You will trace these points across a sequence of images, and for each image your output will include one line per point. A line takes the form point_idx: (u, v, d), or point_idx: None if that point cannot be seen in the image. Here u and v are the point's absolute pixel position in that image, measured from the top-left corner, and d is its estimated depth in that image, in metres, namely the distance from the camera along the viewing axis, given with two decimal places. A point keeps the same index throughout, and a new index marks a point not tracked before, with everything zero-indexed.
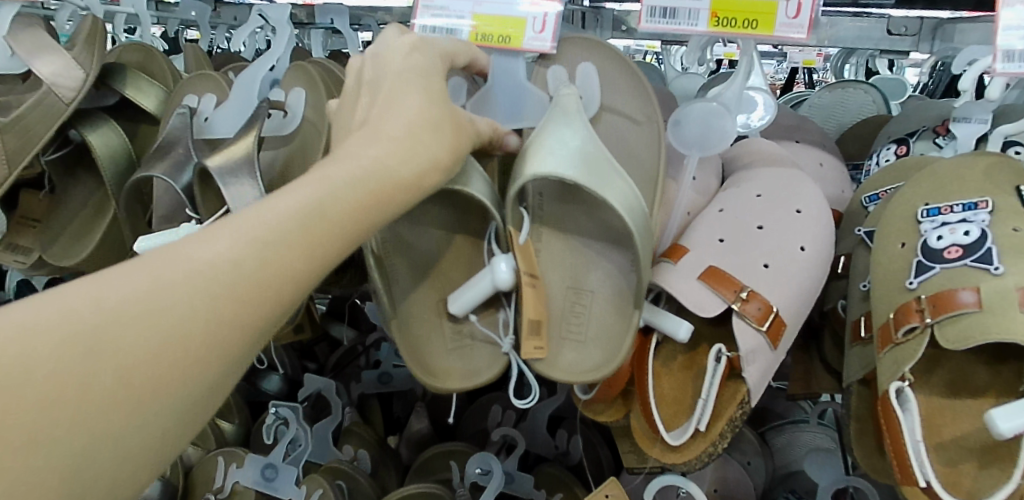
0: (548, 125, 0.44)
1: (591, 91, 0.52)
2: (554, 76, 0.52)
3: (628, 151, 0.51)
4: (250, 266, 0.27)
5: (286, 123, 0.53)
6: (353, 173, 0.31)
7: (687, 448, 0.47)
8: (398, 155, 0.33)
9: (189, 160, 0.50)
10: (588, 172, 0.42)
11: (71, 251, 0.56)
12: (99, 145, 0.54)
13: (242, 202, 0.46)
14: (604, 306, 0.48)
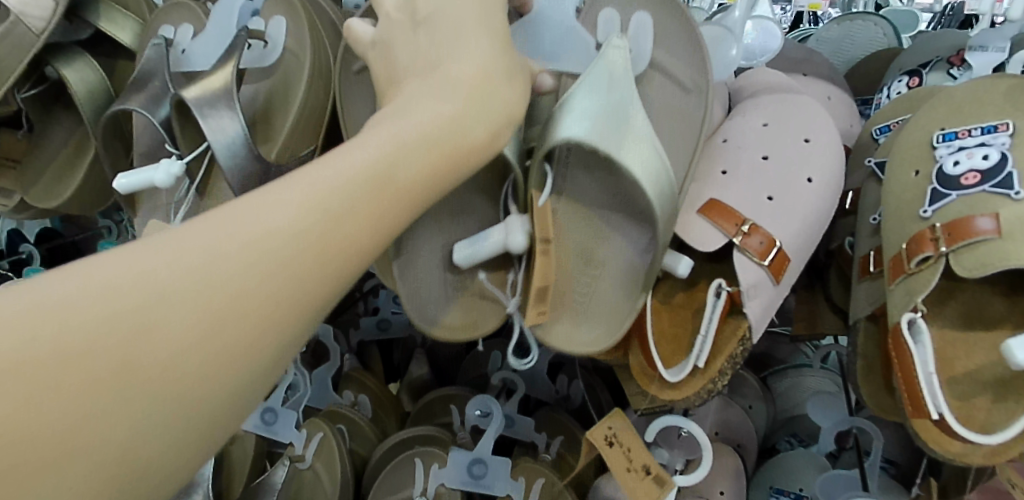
0: (591, 70, 0.41)
1: (642, 44, 0.46)
2: (606, 20, 0.47)
3: (670, 116, 0.46)
4: (296, 269, 0.25)
5: (266, 54, 0.50)
6: (399, 155, 0.28)
7: (685, 385, 0.45)
8: (434, 129, 0.30)
9: (166, 93, 0.47)
10: (617, 140, 0.39)
11: (53, 192, 0.54)
12: (76, 81, 0.51)
13: (222, 135, 0.43)
14: (623, 278, 0.45)
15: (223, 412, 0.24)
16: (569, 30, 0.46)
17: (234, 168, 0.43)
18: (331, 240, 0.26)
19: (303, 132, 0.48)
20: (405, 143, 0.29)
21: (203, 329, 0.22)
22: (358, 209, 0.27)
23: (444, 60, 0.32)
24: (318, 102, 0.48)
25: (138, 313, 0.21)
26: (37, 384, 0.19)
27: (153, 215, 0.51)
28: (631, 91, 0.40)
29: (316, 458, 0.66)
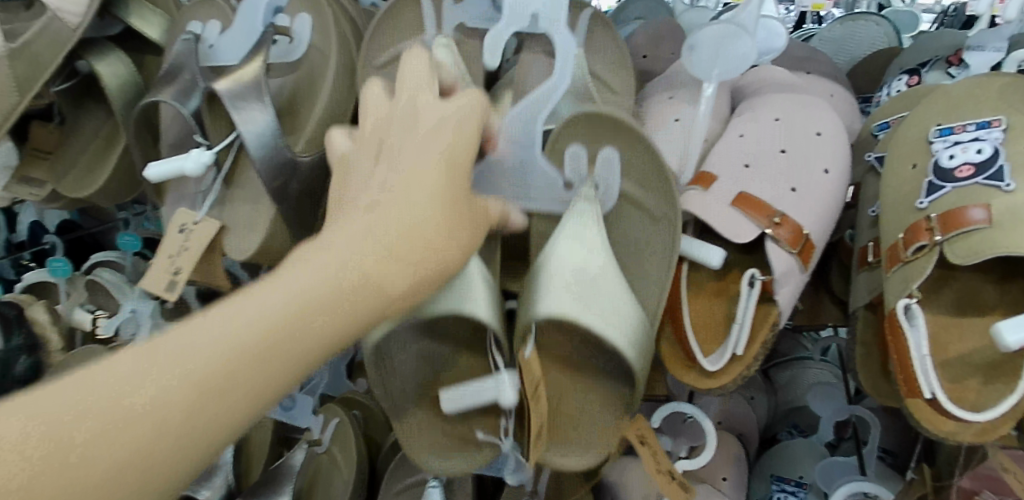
0: (561, 242, 0.43)
1: (611, 180, 0.48)
2: (573, 153, 0.48)
3: (638, 252, 0.49)
4: (222, 382, 0.24)
5: (292, 50, 0.52)
6: (333, 271, 0.27)
7: (722, 372, 0.48)
8: (385, 223, 0.28)
9: (195, 85, 0.50)
10: (585, 299, 0.41)
11: (83, 182, 0.56)
12: (108, 74, 0.54)
13: (252, 127, 0.45)
14: (598, 401, 0.46)
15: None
16: (533, 158, 0.46)
17: (265, 158, 0.46)
18: (240, 374, 0.25)
19: (327, 126, 0.51)
20: (369, 245, 0.28)
21: (125, 462, 0.23)
22: (296, 316, 0.26)
23: (388, 194, 0.29)
24: (340, 96, 0.51)
25: (79, 453, 0.22)
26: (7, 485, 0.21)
27: (180, 204, 0.52)
28: (597, 257, 0.43)
29: (333, 442, 0.68)
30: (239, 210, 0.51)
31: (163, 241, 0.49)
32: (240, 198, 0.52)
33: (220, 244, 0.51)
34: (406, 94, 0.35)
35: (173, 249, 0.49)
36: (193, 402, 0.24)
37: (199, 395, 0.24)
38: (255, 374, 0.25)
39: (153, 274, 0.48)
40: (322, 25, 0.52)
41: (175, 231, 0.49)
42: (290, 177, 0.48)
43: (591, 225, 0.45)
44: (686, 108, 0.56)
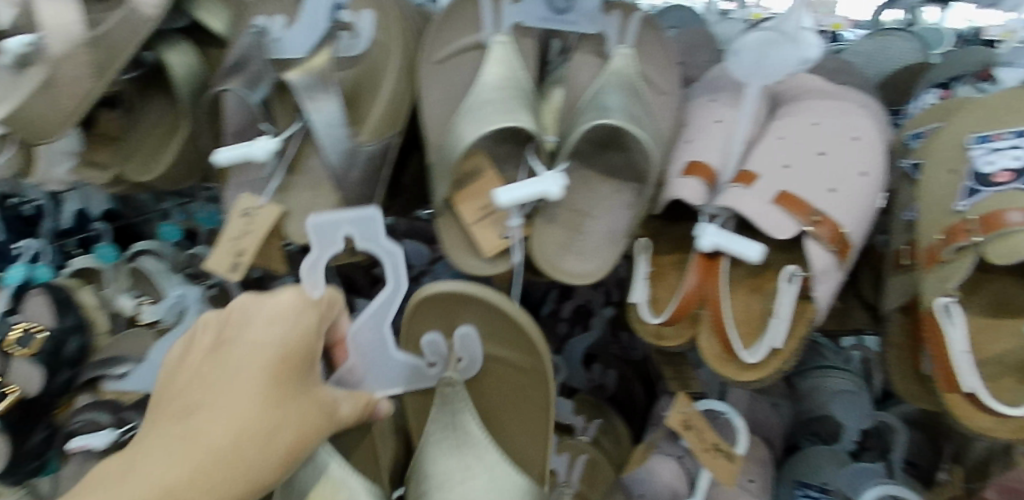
0: (431, 445, 0.50)
1: (472, 349, 0.52)
2: (432, 338, 0.52)
3: (524, 400, 0.53)
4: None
5: (355, 43, 0.55)
6: (217, 447, 0.38)
7: (762, 365, 0.52)
8: (216, 466, 0.37)
9: (262, 77, 0.53)
10: (495, 494, 0.48)
11: (146, 166, 0.58)
12: (177, 64, 0.57)
13: (321, 116, 0.49)
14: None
15: None
16: (385, 350, 0.50)
17: (334, 148, 0.49)
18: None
19: (387, 119, 0.53)
20: (236, 430, 0.38)
21: None
22: (174, 487, 0.36)
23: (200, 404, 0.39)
24: (400, 91, 0.54)
25: None
26: None
27: (242, 190, 0.54)
28: (489, 451, 0.50)
29: None
30: (301, 196, 0.54)
31: (228, 224, 0.52)
32: (302, 184, 0.55)
33: (280, 229, 0.53)
34: (230, 312, 0.44)
35: (236, 232, 0.51)
36: None
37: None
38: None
39: (218, 255, 0.51)
40: (383, 23, 0.55)
41: (239, 215, 0.52)
42: (351, 165, 0.51)
43: (463, 434, 0.50)
44: (725, 111, 0.59)
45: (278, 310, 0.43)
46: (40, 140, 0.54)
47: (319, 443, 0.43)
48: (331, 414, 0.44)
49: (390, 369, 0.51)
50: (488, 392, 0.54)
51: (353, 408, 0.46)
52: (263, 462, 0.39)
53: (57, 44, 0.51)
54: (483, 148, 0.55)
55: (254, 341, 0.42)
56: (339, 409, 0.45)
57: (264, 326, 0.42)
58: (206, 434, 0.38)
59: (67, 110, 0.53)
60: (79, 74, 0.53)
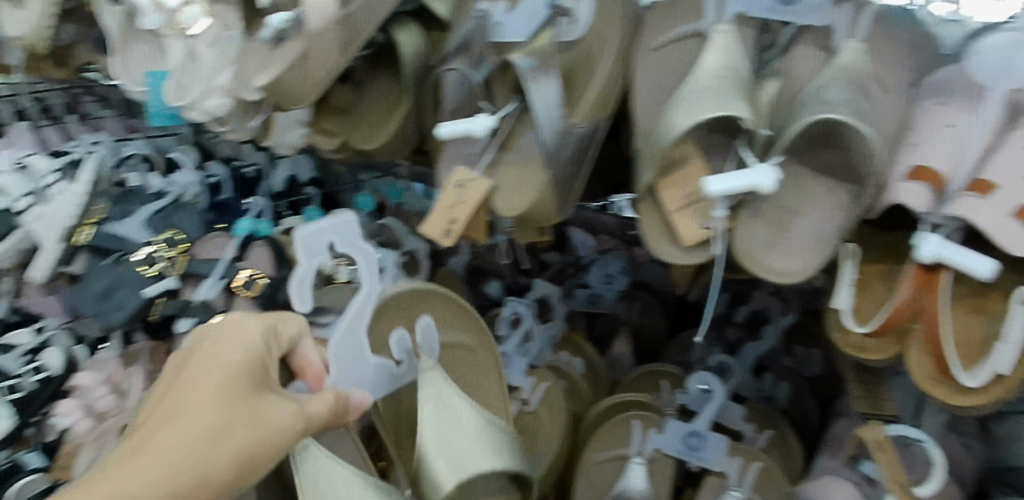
0: (421, 409, 0.50)
1: (432, 336, 0.57)
2: (400, 338, 0.55)
3: (474, 383, 0.66)
4: None
5: (572, 29, 0.55)
6: (175, 446, 0.36)
7: (981, 391, 0.48)
8: (212, 445, 0.37)
9: (485, 57, 0.58)
10: (463, 452, 0.49)
11: (369, 137, 0.65)
12: (406, 44, 0.63)
13: (542, 95, 0.51)
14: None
15: None
16: (361, 353, 0.51)
17: (550, 124, 0.51)
18: None
19: (602, 103, 0.54)
20: (218, 417, 0.38)
21: None
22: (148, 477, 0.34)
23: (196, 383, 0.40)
24: (615, 77, 0.55)
25: None
26: None
27: (455, 164, 0.58)
28: (458, 402, 0.51)
29: (539, 406, 0.68)
30: (509, 173, 0.57)
31: (444, 193, 0.56)
32: (510, 162, 0.57)
33: (489, 203, 0.56)
34: (195, 336, 0.45)
35: (451, 201, 0.56)
36: None
37: None
38: None
39: (433, 220, 0.56)
40: (602, 10, 0.56)
41: (454, 186, 0.56)
42: (564, 146, 0.53)
43: (453, 396, 0.51)
44: (962, 114, 0.50)
45: (263, 322, 0.45)
46: (290, 107, 0.61)
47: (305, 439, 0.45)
48: (295, 412, 0.41)
49: (347, 359, 0.50)
50: (480, 376, 0.66)
51: (321, 405, 0.44)
52: (238, 440, 0.38)
53: (316, 21, 0.58)
54: (693, 136, 0.54)
55: (202, 355, 0.42)
56: (307, 403, 0.43)
57: (243, 331, 0.44)
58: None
59: (316, 80, 0.59)
60: (329, 48, 0.59)
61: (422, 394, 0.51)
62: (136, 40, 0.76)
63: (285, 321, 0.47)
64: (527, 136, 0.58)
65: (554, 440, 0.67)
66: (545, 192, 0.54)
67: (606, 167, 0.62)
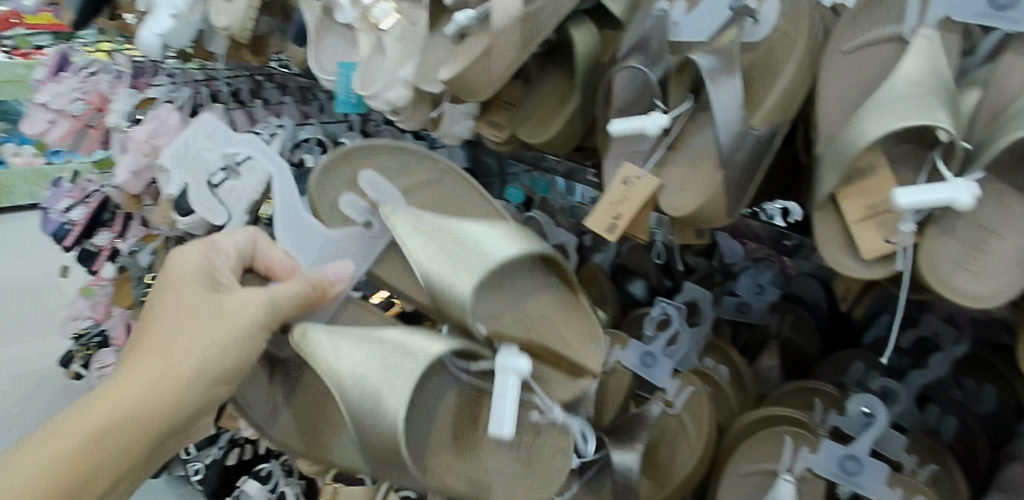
0: (418, 253, 0.59)
1: (387, 188, 0.74)
2: (353, 202, 0.74)
3: (449, 198, 0.75)
4: (109, 409, 0.46)
5: (755, 30, 0.57)
6: (209, 339, 0.49)
7: None
8: (213, 339, 0.49)
9: (661, 58, 0.60)
10: (446, 258, 0.58)
11: (538, 131, 0.69)
12: (580, 42, 0.65)
13: (721, 97, 0.51)
14: (552, 311, 0.68)
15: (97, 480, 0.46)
16: (306, 232, 0.72)
17: (727, 125, 0.50)
18: (123, 410, 0.46)
19: (783, 105, 0.53)
20: (202, 312, 0.50)
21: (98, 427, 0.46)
22: (173, 366, 0.48)
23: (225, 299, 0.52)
24: (799, 80, 0.53)
25: (103, 437, 0.46)
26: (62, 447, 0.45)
27: (621, 159, 0.59)
28: (468, 233, 0.59)
29: (684, 409, 0.70)
30: (676, 173, 0.57)
31: (609, 188, 0.57)
32: (679, 161, 0.58)
33: (655, 201, 0.57)
34: (180, 256, 0.55)
35: (616, 197, 0.57)
36: (85, 430, 0.46)
37: (123, 412, 0.46)
38: (104, 421, 0.46)
39: (598, 214, 0.58)
40: (789, 12, 0.56)
41: (620, 183, 0.57)
42: (740, 146, 0.51)
43: (416, 215, 0.63)
44: None
45: (211, 243, 0.58)
46: (471, 99, 0.67)
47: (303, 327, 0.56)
48: (260, 301, 0.53)
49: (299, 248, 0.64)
50: (458, 191, 0.76)
51: (291, 293, 0.55)
52: (236, 326, 0.51)
53: (501, 19, 0.62)
54: (883, 144, 0.49)
55: (164, 287, 0.52)
56: (269, 290, 0.54)
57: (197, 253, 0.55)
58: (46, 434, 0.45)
59: (497, 75, 0.65)
60: (510, 45, 0.64)
61: (398, 224, 0.63)
62: (332, 33, 0.88)
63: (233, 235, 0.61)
64: (698, 136, 0.58)
65: (696, 449, 0.67)
66: (716, 194, 0.53)
67: (783, 174, 0.60)
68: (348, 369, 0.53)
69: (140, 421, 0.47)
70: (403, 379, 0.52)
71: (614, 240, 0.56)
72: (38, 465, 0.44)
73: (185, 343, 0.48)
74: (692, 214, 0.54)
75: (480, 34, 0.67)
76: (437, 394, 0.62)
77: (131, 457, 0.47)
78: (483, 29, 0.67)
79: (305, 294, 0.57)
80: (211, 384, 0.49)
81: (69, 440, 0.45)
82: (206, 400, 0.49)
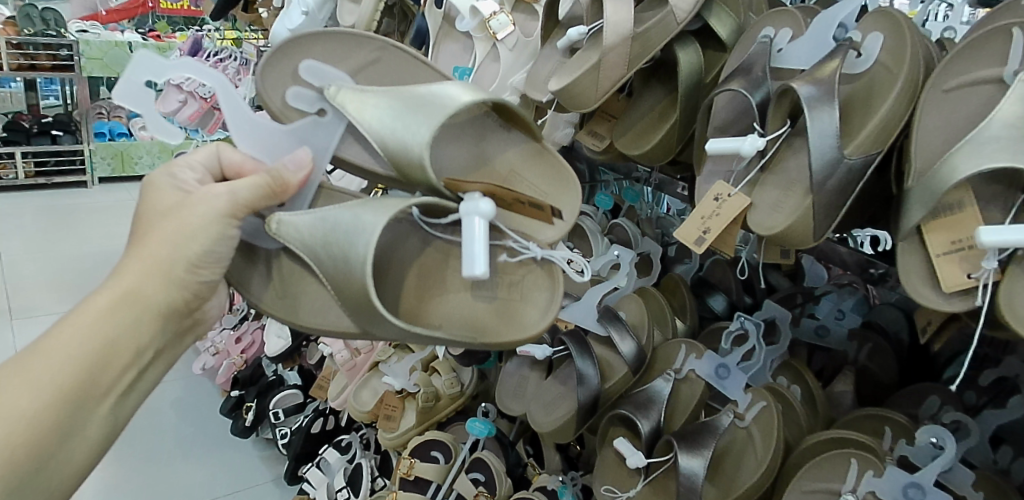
0: (368, 116, 0.60)
1: (328, 76, 0.65)
2: (296, 95, 0.64)
3: (405, 75, 0.70)
4: (108, 299, 0.53)
5: (859, 63, 0.61)
6: (175, 231, 0.54)
7: None
8: (184, 232, 0.55)
9: (764, 82, 0.62)
10: (404, 118, 0.60)
11: (637, 144, 0.73)
12: (684, 62, 0.69)
13: (818, 124, 0.54)
14: (520, 165, 0.66)
15: (110, 361, 0.53)
16: (241, 115, 0.62)
17: (821, 151, 0.53)
18: (123, 296, 0.54)
19: (880, 136, 0.55)
20: (171, 211, 0.56)
21: (103, 310, 0.53)
22: (157, 259, 0.54)
23: (183, 201, 0.56)
24: (898, 114, 0.55)
25: (108, 318, 0.53)
26: (76, 328, 0.52)
27: (715, 177, 0.65)
28: (375, 92, 0.62)
29: (754, 422, 0.73)
30: (768, 193, 0.60)
31: (700, 203, 0.62)
32: (771, 183, 0.61)
33: (745, 218, 0.60)
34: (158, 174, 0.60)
35: (706, 211, 0.62)
36: (91, 317, 0.53)
37: (121, 295, 0.54)
38: (104, 306, 0.53)
39: (688, 226, 0.62)
40: (894, 47, 0.58)
41: (711, 198, 0.61)
42: (831, 174, 0.54)
43: (363, 94, 0.62)
44: None
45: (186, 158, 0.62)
46: (575, 108, 0.73)
47: (272, 217, 0.58)
48: (224, 191, 0.56)
49: (252, 142, 0.63)
50: (400, 70, 0.70)
51: (253, 187, 0.57)
52: (201, 213, 0.55)
53: (612, 37, 0.68)
54: (975, 182, 0.51)
55: (144, 202, 0.58)
56: (230, 184, 0.57)
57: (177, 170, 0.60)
58: (76, 328, 0.52)
59: (603, 87, 0.70)
60: (618, 62, 0.69)
61: (348, 104, 0.62)
62: (451, 40, 0.95)
63: (198, 154, 0.63)
64: (793, 160, 0.61)
65: (762, 461, 0.69)
66: (803, 217, 0.56)
67: (874, 203, 0.62)
68: (314, 237, 0.57)
69: (139, 303, 0.54)
70: (361, 235, 0.55)
71: (700, 252, 0.61)
72: (52, 344, 0.51)
73: (163, 238, 0.55)
74: (779, 234, 0.57)
75: (590, 47, 0.73)
76: (405, 254, 0.65)
77: (138, 335, 0.54)
78: (595, 44, 0.73)
79: (278, 185, 0.58)
80: (191, 268, 0.55)
81: (78, 324, 0.52)
82: (191, 283, 0.56)
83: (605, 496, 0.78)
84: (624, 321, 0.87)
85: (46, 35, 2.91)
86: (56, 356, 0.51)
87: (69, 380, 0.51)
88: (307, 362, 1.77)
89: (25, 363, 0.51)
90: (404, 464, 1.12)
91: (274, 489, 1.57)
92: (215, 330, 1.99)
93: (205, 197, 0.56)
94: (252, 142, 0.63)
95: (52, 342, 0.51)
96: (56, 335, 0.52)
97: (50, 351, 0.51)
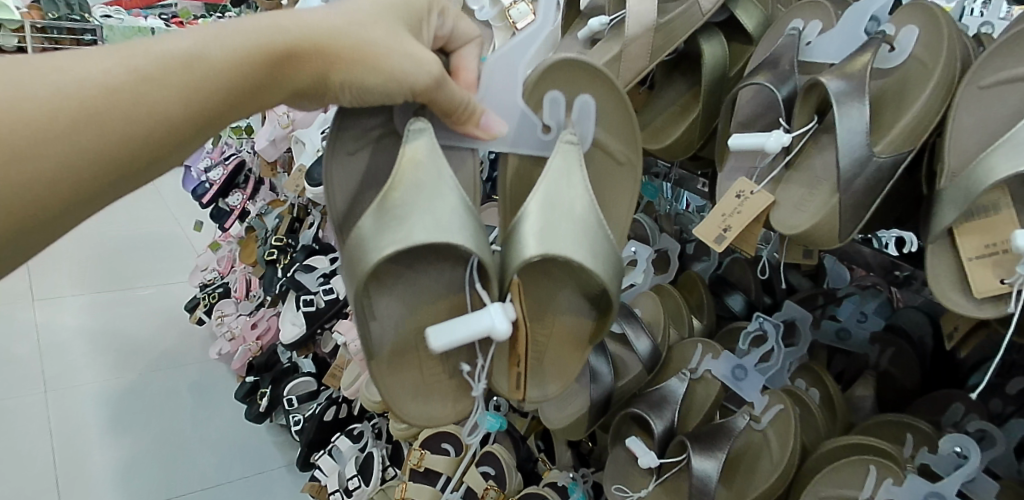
0: (540, 188, 0.54)
1: (585, 123, 0.63)
2: (553, 100, 0.61)
3: (609, 187, 0.65)
4: (257, 56, 0.48)
5: (891, 58, 0.59)
6: (365, 38, 0.49)
7: None
8: (388, 49, 0.50)
9: (792, 75, 0.60)
10: (546, 221, 0.53)
11: (657, 138, 0.72)
12: (708, 54, 0.68)
13: (847, 120, 0.52)
14: (570, 342, 0.62)
15: (212, 113, 0.49)
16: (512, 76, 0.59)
17: (850, 147, 0.51)
18: (277, 65, 0.48)
19: (911, 134, 0.53)
20: (375, 25, 0.50)
21: (244, 66, 0.48)
22: (331, 48, 0.49)
23: (397, 37, 0.51)
24: (930, 111, 0.53)
25: (241, 85, 0.49)
26: (216, 81, 0.48)
27: (737, 174, 0.63)
28: (571, 182, 0.55)
29: (769, 426, 0.71)
30: (793, 191, 0.58)
31: (722, 200, 0.60)
32: (796, 181, 0.59)
33: (767, 216, 0.59)
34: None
35: (727, 209, 0.60)
36: (225, 62, 0.48)
37: (271, 64, 0.48)
38: (246, 59, 0.48)
39: (707, 223, 0.61)
40: (928, 41, 0.56)
41: (734, 195, 0.60)
42: (860, 172, 0.52)
43: (572, 175, 0.55)
44: None
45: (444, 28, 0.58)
46: None
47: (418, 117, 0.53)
48: (433, 65, 0.51)
49: (493, 82, 0.58)
50: (607, 179, 0.65)
51: (453, 99, 0.53)
52: (399, 63, 0.50)
53: (635, 27, 0.66)
54: (1011, 183, 0.49)
55: None
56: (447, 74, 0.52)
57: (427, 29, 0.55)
58: (213, 50, 0.48)
59: (624, 79, 0.69)
60: (641, 53, 0.67)
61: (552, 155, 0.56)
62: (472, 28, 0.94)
63: (461, 25, 0.59)
64: (819, 158, 0.59)
65: (777, 465, 0.68)
66: (828, 217, 0.54)
67: (903, 203, 0.59)
68: (394, 184, 0.52)
69: (278, 86, 0.49)
70: (426, 218, 0.51)
71: (720, 251, 0.59)
72: (186, 95, 0.48)
73: (356, 33, 0.49)
74: (801, 234, 0.55)
75: (614, 38, 0.72)
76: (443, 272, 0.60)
77: (252, 104, 0.50)
78: (618, 35, 0.71)
79: (464, 114, 0.55)
80: (352, 87, 0.51)
81: (208, 62, 0.48)
82: (346, 94, 0.51)
83: (616, 495, 0.77)
84: (639, 318, 0.85)
85: (72, 20, 2.94)
86: (172, 92, 0.47)
87: (171, 102, 0.47)
88: (319, 351, 1.74)
89: (146, 84, 0.47)
90: (415, 455, 1.13)
91: (286, 475, 1.59)
92: (232, 315, 2.01)
93: (424, 68, 0.50)
94: (495, 77, 0.58)
95: (173, 75, 0.47)
96: (187, 61, 0.47)
97: (170, 81, 0.47)
